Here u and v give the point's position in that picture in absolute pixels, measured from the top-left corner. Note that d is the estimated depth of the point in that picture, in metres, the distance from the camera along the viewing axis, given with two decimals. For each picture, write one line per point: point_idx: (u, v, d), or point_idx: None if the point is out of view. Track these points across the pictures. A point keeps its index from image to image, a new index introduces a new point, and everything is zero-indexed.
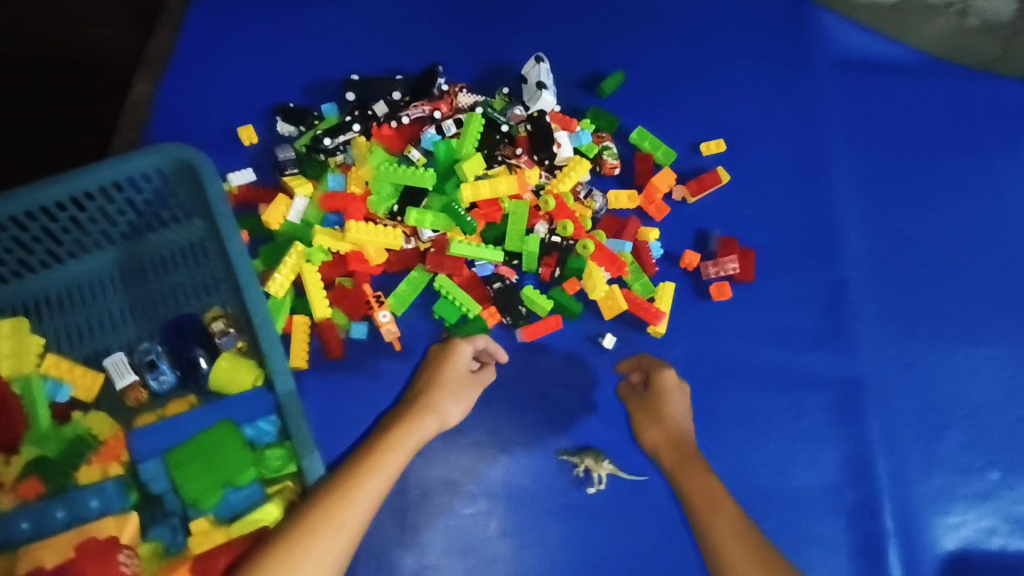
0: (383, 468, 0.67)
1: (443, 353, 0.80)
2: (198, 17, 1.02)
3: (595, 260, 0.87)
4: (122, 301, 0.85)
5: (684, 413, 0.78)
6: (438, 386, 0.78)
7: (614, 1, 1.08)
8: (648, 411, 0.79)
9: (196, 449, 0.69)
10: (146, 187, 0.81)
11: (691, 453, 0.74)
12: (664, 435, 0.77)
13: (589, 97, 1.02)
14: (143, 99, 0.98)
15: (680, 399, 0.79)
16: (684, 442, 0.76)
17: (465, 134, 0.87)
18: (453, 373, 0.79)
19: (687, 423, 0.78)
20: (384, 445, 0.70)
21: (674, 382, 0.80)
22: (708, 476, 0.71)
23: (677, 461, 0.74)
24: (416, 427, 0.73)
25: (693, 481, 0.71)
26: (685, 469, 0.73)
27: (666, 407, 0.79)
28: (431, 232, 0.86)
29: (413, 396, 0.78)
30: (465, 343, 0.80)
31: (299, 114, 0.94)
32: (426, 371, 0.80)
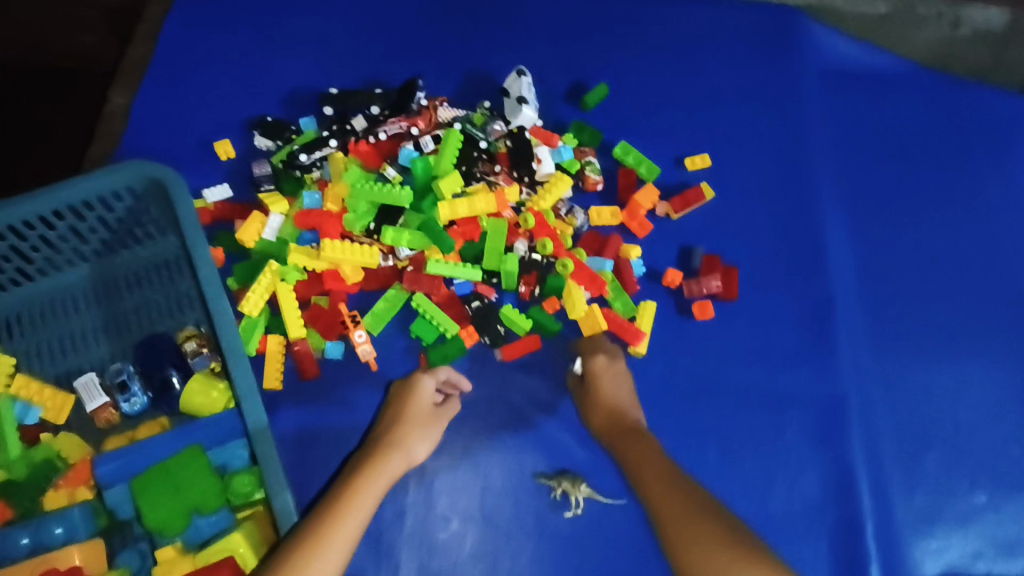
0: (350, 515, 0.66)
1: (406, 391, 0.79)
2: (176, 27, 1.01)
3: (575, 279, 0.85)
4: (95, 319, 0.83)
5: (622, 392, 0.81)
6: (402, 426, 0.76)
7: (599, 12, 1.07)
8: (587, 396, 0.81)
9: (161, 474, 0.68)
10: (118, 206, 0.80)
11: (629, 425, 0.78)
12: (604, 414, 0.80)
13: (572, 110, 1.00)
14: (120, 111, 0.97)
15: (615, 382, 0.81)
16: (623, 418, 0.79)
17: (443, 151, 0.86)
18: (417, 411, 0.78)
19: (626, 399, 0.80)
20: (351, 490, 0.68)
21: (604, 366, 0.82)
22: (643, 440, 0.76)
23: (618, 432, 0.78)
24: (382, 468, 0.72)
25: (628, 446, 0.76)
26: (620, 438, 0.77)
27: (602, 392, 0.80)
28: (409, 250, 0.84)
29: (377, 438, 0.76)
30: (427, 379, 0.79)
31: (277, 128, 0.92)
32: (390, 412, 0.78)
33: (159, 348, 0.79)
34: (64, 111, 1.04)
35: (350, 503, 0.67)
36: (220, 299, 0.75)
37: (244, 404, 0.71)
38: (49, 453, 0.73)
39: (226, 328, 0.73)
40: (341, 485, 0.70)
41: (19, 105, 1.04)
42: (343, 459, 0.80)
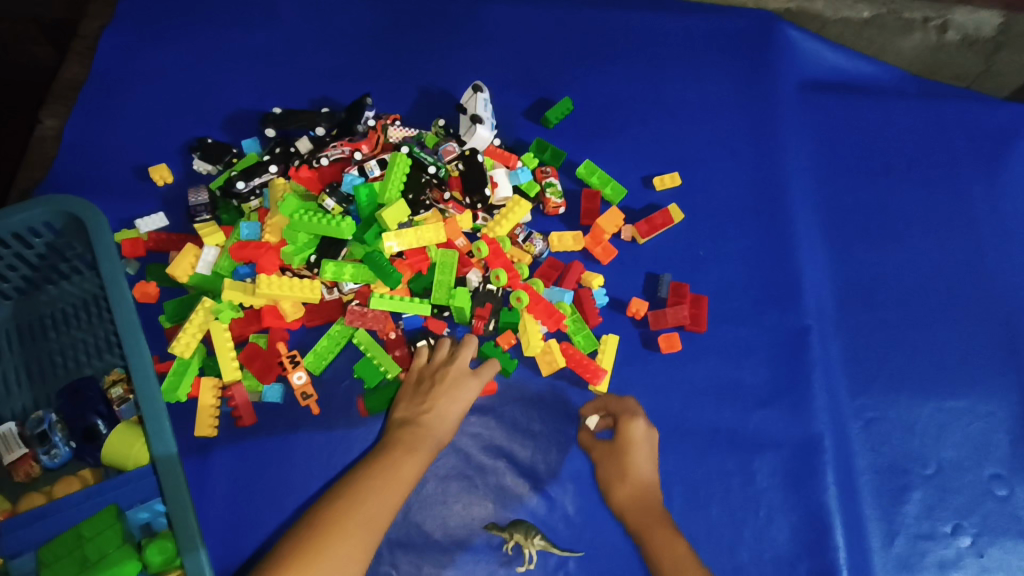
0: (388, 505, 0.64)
1: (455, 383, 0.75)
2: (110, 43, 0.95)
3: (531, 312, 0.80)
4: (17, 362, 0.77)
5: (650, 470, 0.76)
6: (445, 420, 0.74)
7: (563, 20, 1.00)
8: (614, 465, 0.76)
9: (71, 542, 0.62)
10: (38, 242, 0.74)
11: (659, 514, 0.74)
12: (631, 492, 0.75)
13: (532, 128, 0.94)
14: (49, 136, 0.92)
15: (645, 454, 0.76)
16: (651, 502, 0.75)
17: (389, 178, 0.81)
18: (463, 409, 0.75)
19: (654, 476, 0.76)
20: (391, 475, 0.67)
21: (642, 434, 0.77)
22: (676, 539, 0.71)
23: (645, 520, 0.73)
24: (421, 445, 0.71)
25: (661, 547, 0.71)
26: (650, 529, 0.72)
27: (631, 466, 0.76)
28: (353, 284, 0.79)
29: (417, 422, 0.73)
30: (476, 379, 0.76)
31: (216, 151, 0.86)
32: (436, 399, 0.74)
33: (83, 396, 0.75)
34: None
35: (387, 491, 0.65)
36: (137, 346, 0.69)
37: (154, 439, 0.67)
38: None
39: (144, 381, 0.68)
40: (380, 462, 0.68)
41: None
42: (275, 513, 0.75)
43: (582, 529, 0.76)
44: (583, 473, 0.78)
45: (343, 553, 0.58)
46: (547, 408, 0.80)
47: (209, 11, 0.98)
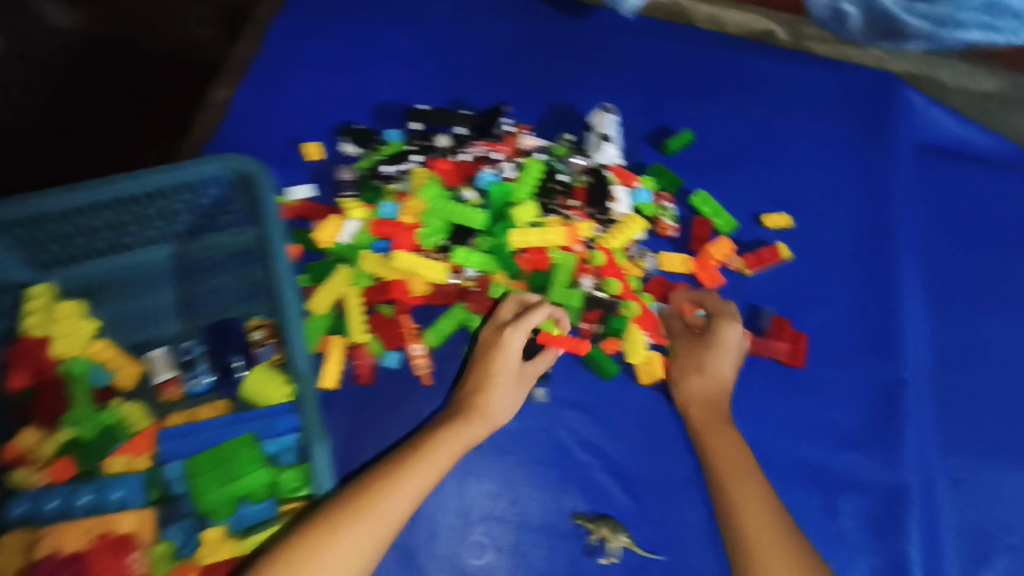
0: (413, 483, 0.66)
1: (494, 340, 0.77)
2: (283, 34, 1.07)
3: (639, 323, 0.85)
4: (172, 295, 0.87)
5: (730, 372, 0.79)
6: (485, 383, 0.75)
7: (688, 63, 1.08)
8: (694, 358, 0.79)
9: (215, 457, 0.70)
10: (208, 194, 0.84)
11: (725, 419, 0.77)
12: (700, 389, 0.78)
13: (653, 152, 1.00)
14: (218, 104, 1.03)
15: (725, 355, 0.79)
16: (717, 410, 0.78)
17: (523, 179, 0.88)
18: (505, 369, 0.76)
19: (728, 377, 0.79)
20: (421, 452, 0.69)
21: (733, 337, 0.79)
22: (736, 444, 0.75)
23: (708, 424, 0.77)
24: (467, 432, 0.72)
25: (720, 448, 0.75)
26: (716, 432, 0.76)
27: (713, 360, 0.78)
28: (476, 272, 0.86)
29: (463, 396, 0.76)
30: (511, 329, 0.77)
31: (365, 137, 0.96)
32: (481, 362, 0.77)
33: (227, 335, 0.83)
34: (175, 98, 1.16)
35: (409, 470, 0.67)
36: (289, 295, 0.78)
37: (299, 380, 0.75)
38: (93, 425, 0.76)
39: (295, 323, 0.77)
40: (429, 436, 0.71)
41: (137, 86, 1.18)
42: None
43: (666, 536, 0.79)
44: (671, 482, 0.81)
45: (348, 543, 0.61)
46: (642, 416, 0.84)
47: (371, 18, 1.10)
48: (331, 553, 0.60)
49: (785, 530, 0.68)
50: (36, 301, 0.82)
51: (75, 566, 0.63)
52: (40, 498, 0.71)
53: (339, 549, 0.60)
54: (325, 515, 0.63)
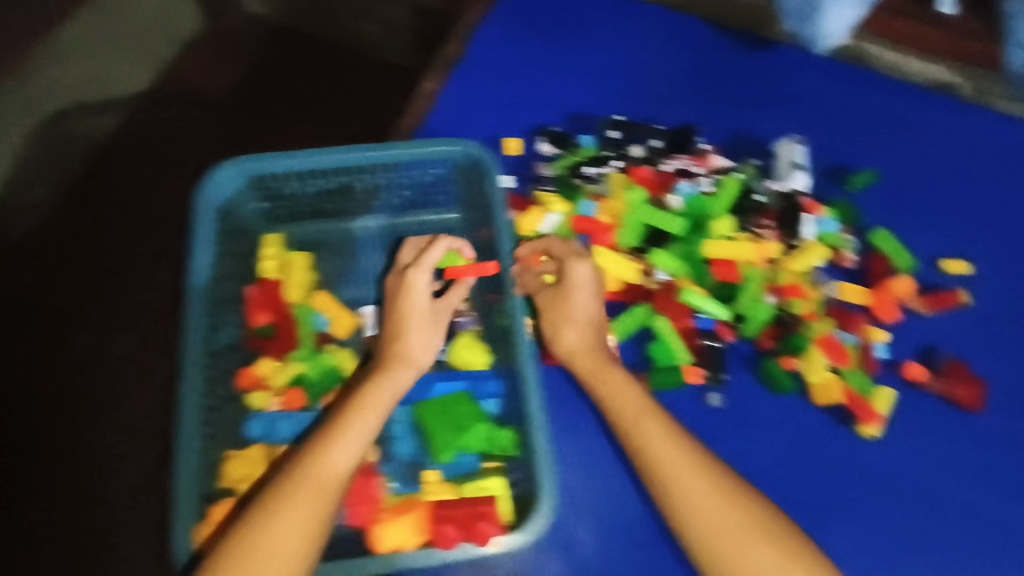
0: (349, 432, 0.69)
1: (407, 287, 0.80)
2: (487, 37, 1.15)
3: (818, 345, 0.89)
4: (379, 261, 0.97)
5: (594, 309, 0.84)
6: (398, 330, 0.78)
7: (871, 105, 1.11)
8: (561, 313, 0.84)
9: (441, 407, 0.79)
10: (430, 173, 0.93)
11: (608, 362, 0.81)
12: (585, 339, 0.83)
13: (836, 188, 1.04)
14: (427, 94, 1.10)
15: (579, 296, 0.84)
16: (598, 355, 0.82)
17: (720, 196, 0.94)
18: (416, 311, 0.79)
19: (597, 316, 0.84)
20: (343, 414, 0.71)
21: (584, 276, 0.85)
22: (625, 383, 0.79)
23: (595, 369, 0.81)
24: (391, 381, 0.74)
25: (615, 391, 0.79)
26: (603, 376, 0.80)
27: (569, 304, 0.84)
28: (664, 276, 0.92)
29: (382, 349, 0.78)
30: (414, 270, 0.80)
31: (563, 141, 1.03)
32: (389, 313, 0.80)
33: (432, 302, 0.90)
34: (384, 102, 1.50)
35: (337, 431, 0.69)
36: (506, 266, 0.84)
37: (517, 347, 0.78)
38: (317, 364, 0.85)
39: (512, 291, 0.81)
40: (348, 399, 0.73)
41: (355, 93, 1.51)
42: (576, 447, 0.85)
43: (835, 554, 0.82)
44: (838, 504, 0.85)
45: (297, 499, 0.64)
46: (815, 436, 0.88)
47: (567, 28, 1.16)
48: (286, 514, 0.63)
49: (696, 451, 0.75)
50: (268, 249, 0.91)
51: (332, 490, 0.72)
52: (279, 421, 0.81)
53: (289, 517, 0.63)
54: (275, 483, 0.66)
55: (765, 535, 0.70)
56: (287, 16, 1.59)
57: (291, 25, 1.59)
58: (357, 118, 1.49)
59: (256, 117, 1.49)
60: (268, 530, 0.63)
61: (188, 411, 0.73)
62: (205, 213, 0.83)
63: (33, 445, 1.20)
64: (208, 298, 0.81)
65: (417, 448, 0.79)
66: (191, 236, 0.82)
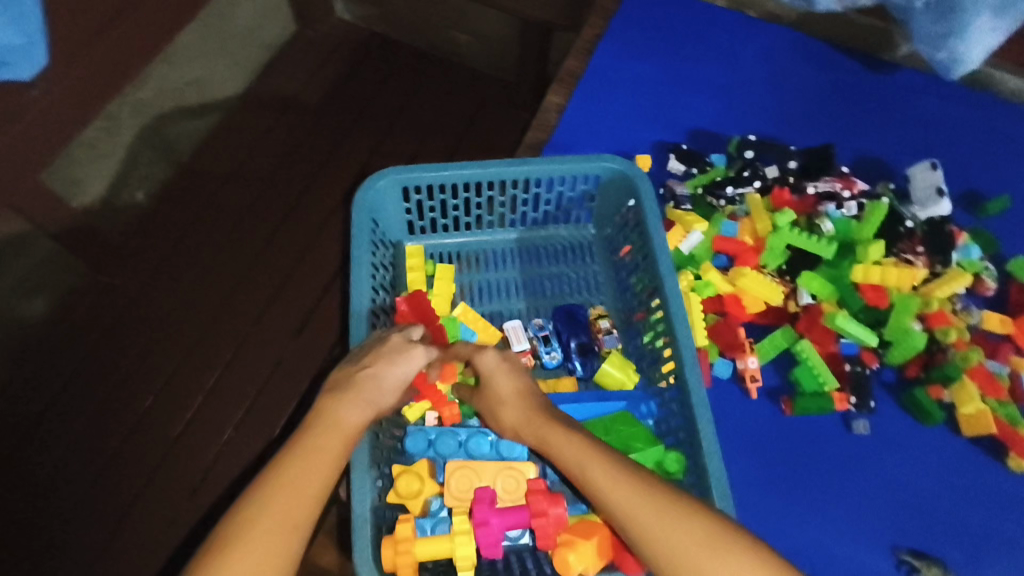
0: (297, 484, 0.61)
1: (400, 350, 0.73)
2: (607, 55, 1.18)
3: (970, 376, 0.87)
4: (516, 275, 0.97)
5: (521, 383, 0.74)
6: (377, 384, 0.70)
7: (998, 130, 1.11)
8: (489, 399, 0.74)
9: None
10: (578, 187, 0.94)
11: (546, 419, 0.70)
12: (518, 414, 0.72)
13: (967, 215, 1.03)
14: (552, 109, 1.12)
15: (507, 376, 0.74)
16: (535, 412, 0.71)
17: (868, 220, 0.92)
18: (403, 377, 0.72)
19: (528, 388, 0.73)
20: (289, 463, 0.63)
21: (494, 362, 0.75)
22: (568, 436, 0.67)
23: (536, 434, 0.70)
24: (345, 432, 0.66)
25: (558, 448, 0.68)
26: (547, 438, 0.69)
27: (494, 387, 0.74)
28: (809, 298, 0.91)
29: (342, 395, 0.69)
30: (423, 350, 0.74)
31: (693, 158, 1.03)
32: (373, 361, 0.72)
33: (576, 320, 0.89)
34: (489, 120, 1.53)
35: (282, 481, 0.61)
36: (669, 277, 0.83)
37: (685, 366, 0.78)
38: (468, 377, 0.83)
39: (675, 305, 0.81)
40: (294, 444, 0.65)
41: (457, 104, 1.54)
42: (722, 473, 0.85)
43: None
44: (993, 536, 0.83)
45: (249, 552, 0.57)
46: (962, 465, 0.86)
47: (685, 51, 1.19)
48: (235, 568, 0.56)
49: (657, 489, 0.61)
50: (411, 261, 0.92)
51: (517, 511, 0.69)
52: (439, 438, 0.78)
53: None
54: (220, 533, 0.59)
55: (766, 565, 0.55)
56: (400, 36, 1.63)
57: (401, 38, 1.63)
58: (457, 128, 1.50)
59: (356, 122, 1.51)
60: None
61: None
62: (361, 217, 0.85)
63: (133, 442, 1.18)
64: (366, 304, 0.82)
65: None
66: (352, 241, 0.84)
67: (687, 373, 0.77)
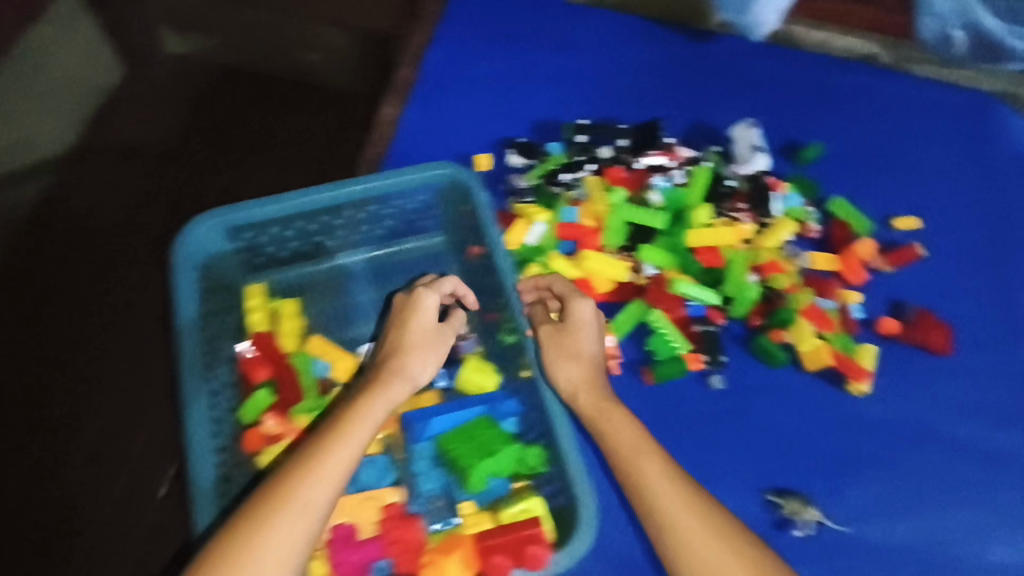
0: (340, 446, 0.65)
1: (416, 303, 0.78)
2: (438, 60, 1.17)
3: (805, 315, 0.93)
4: (372, 296, 0.94)
5: (595, 348, 0.77)
6: (403, 345, 0.75)
7: (809, 81, 1.18)
8: (556, 351, 0.76)
9: (466, 436, 0.78)
10: (417, 199, 0.92)
11: (610, 398, 0.73)
12: (581, 376, 0.74)
13: (790, 165, 1.11)
14: (388, 121, 1.10)
15: (580, 334, 0.77)
16: (599, 389, 0.73)
17: (694, 186, 0.98)
18: (420, 330, 0.77)
19: (595, 352, 0.76)
20: (335, 428, 0.67)
21: (585, 316, 0.78)
22: (628, 422, 0.70)
23: (597, 405, 0.72)
24: (383, 394, 0.70)
25: (615, 433, 0.70)
26: (607, 413, 0.72)
27: (569, 348, 0.76)
28: (653, 269, 0.94)
29: (379, 364, 0.75)
30: (428, 292, 0.78)
31: (531, 150, 1.04)
32: (397, 326, 0.77)
33: None
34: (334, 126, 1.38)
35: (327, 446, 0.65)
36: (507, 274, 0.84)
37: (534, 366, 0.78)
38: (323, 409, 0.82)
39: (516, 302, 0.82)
40: (342, 410, 0.69)
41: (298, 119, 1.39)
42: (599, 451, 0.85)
43: (849, 509, 0.88)
44: (847, 460, 0.90)
45: (292, 511, 0.60)
46: (813, 400, 0.92)
47: (515, 43, 1.20)
48: (276, 529, 0.59)
49: (704, 502, 0.64)
50: (251, 303, 0.87)
51: (374, 544, 0.71)
52: None
53: (265, 541, 0.58)
54: (266, 490, 0.62)
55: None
56: (228, 58, 1.49)
57: (231, 61, 1.49)
58: (304, 142, 1.37)
59: (195, 155, 1.38)
60: (255, 539, 0.58)
61: (201, 477, 0.71)
62: (183, 266, 0.81)
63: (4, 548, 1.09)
64: (201, 359, 0.78)
65: (446, 481, 0.79)
66: (176, 294, 0.80)
67: (536, 367, 0.78)
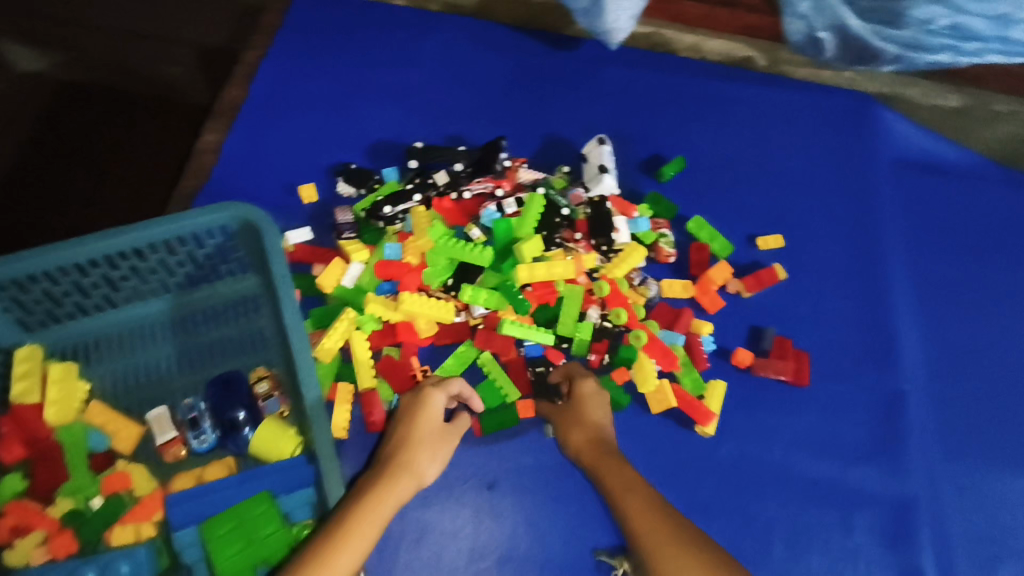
0: (354, 539, 0.62)
1: (425, 397, 0.78)
2: (271, 77, 1.06)
3: (647, 351, 0.86)
4: (169, 351, 0.85)
5: (604, 419, 0.80)
6: (410, 441, 0.74)
7: (676, 89, 1.10)
8: (568, 416, 0.81)
9: (231, 518, 0.70)
10: (209, 243, 0.81)
11: (608, 450, 0.76)
12: (585, 437, 0.78)
13: (649, 182, 1.03)
14: (209, 149, 1.00)
15: (596, 404, 0.81)
16: (602, 446, 0.77)
17: (525, 216, 0.89)
18: (427, 427, 0.76)
19: (604, 421, 0.80)
20: (346, 521, 0.64)
21: (591, 391, 0.82)
22: (622, 465, 0.74)
23: (592, 457, 0.76)
24: (394, 490, 0.69)
25: (610, 472, 0.73)
26: (601, 464, 0.75)
27: (585, 415, 0.80)
28: (483, 309, 0.86)
29: (388, 457, 0.73)
30: (436, 389, 0.79)
31: (361, 176, 0.94)
32: (407, 420, 0.76)
33: (233, 388, 0.79)
34: (163, 133, 1.19)
35: (341, 539, 0.62)
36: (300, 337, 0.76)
37: (321, 454, 0.73)
38: (96, 489, 0.74)
39: (305, 368, 0.74)
40: (354, 500, 0.67)
41: (122, 124, 1.19)
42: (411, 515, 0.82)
43: None
44: (690, 509, 0.84)
45: None
46: (655, 446, 0.86)
47: (358, 55, 1.10)
48: None
49: (683, 525, 0.64)
50: (20, 368, 0.77)
51: None
52: None
53: None
54: None
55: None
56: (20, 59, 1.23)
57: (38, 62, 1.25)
58: (125, 153, 1.17)
59: None
60: None
61: None
62: None
63: None
64: None
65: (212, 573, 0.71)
66: None
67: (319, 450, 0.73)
